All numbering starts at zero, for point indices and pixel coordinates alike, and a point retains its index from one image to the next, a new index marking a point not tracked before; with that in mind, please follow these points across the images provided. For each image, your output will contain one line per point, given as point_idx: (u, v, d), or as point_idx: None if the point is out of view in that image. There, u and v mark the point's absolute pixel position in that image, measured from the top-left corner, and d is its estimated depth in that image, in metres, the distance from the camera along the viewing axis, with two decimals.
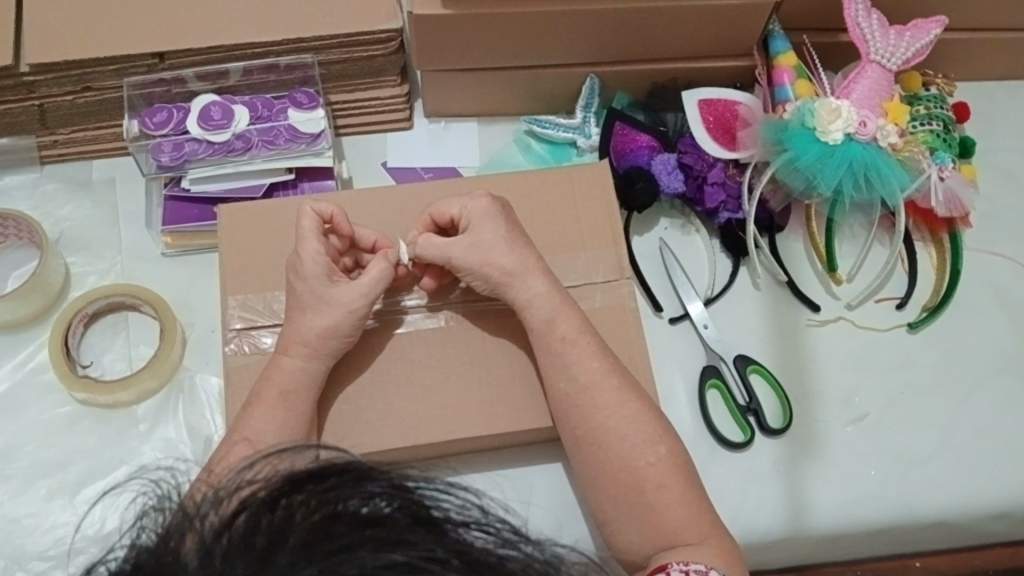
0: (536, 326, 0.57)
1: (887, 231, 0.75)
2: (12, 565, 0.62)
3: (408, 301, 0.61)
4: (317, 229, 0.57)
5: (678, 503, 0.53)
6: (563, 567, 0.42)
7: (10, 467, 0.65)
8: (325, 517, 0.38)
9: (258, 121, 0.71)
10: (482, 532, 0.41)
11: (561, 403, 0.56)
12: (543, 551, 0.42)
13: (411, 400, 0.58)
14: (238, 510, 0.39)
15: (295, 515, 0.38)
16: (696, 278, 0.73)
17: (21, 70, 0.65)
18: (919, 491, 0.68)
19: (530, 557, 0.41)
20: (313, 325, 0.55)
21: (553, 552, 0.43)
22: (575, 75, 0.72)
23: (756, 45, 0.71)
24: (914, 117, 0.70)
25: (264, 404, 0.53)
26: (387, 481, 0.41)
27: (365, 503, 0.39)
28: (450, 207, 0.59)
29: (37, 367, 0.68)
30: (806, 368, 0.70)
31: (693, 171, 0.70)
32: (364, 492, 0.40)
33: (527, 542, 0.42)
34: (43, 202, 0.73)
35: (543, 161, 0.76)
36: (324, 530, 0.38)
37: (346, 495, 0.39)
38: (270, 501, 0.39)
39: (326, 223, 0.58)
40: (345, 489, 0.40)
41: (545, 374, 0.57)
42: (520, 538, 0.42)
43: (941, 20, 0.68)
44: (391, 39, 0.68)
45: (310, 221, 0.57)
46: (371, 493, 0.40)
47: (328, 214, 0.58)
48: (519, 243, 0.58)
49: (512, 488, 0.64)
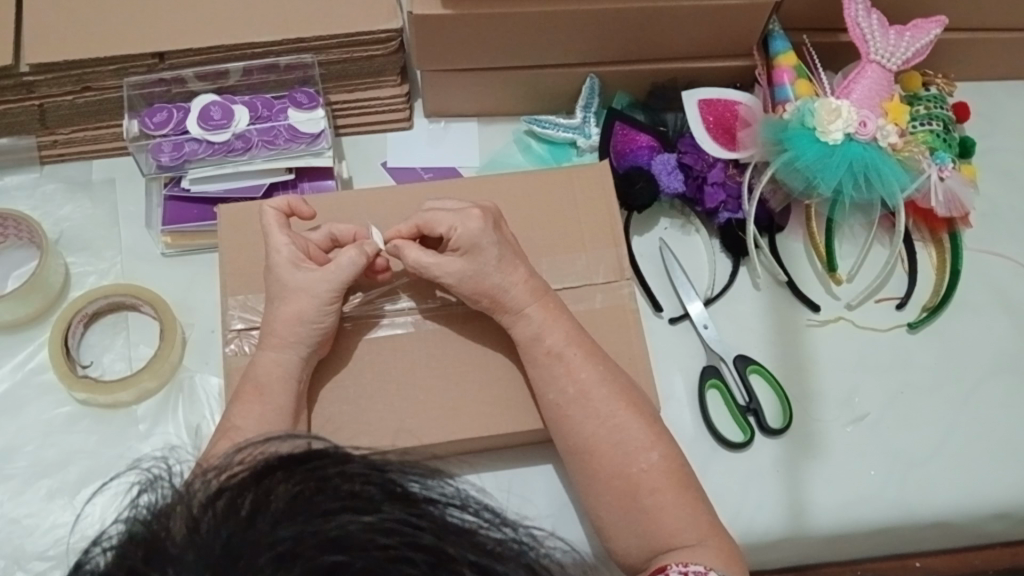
0: (526, 334, 0.56)
1: (887, 230, 0.75)
2: (12, 565, 0.62)
3: (403, 305, 0.60)
4: (280, 222, 0.58)
5: (674, 504, 0.52)
6: (538, 547, 0.42)
7: (10, 467, 0.65)
8: (308, 488, 0.38)
9: (258, 121, 0.71)
10: (468, 512, 0.41)
11: (552, 413, 0.56)
12: (520, 531, 0.42)
13: (411, 400, 0.58)
14: (221, 491, 0.38)
15: (277, 488, 0.38)
16: (696, 279, 0.73)
17: (21, 70, 0.65)
18: (918, 492, 0.67)
19: (510, 537, 0.41)
20: (305, 326, 0.55)
21: (526, 533, 0.42)
22: (576, 75, 0.72)
23: (756, 45, 0.71)
24: (914, 117, 0.70)
25: (262, 404, 0.53)
26: (366, 462, 0.40)
27: (349, 481, 0.39)
28: (438, 225, 0.57)
29: (37, 367, 0.68)
30: (806, 368, 0.70)
31: (693, 171, 0.70)
32: (347, 472, 0.39)
33: (508, 524, 0.42)
34: (43, 202, 0.73)
35: (543, 161, 0.76)
36: (307, 498, 0.37)
37: (329, 472, 0.39)
38: (260, 474, 0.39)
39: (287, 216, 0.59)
40: (326, 470, 0.39)
41: (533, 385, 0.56)
42: (501, 520, 0.42)
43: (941, 20, 0.68)
44: (392, 38, 0.68)
45: (272, 217, 0.58)
46: (352, 472, 0.39)
47: (285, 206, 0.59)
48: (511, 266, 0.57)
49: (512, 487, 0.64)
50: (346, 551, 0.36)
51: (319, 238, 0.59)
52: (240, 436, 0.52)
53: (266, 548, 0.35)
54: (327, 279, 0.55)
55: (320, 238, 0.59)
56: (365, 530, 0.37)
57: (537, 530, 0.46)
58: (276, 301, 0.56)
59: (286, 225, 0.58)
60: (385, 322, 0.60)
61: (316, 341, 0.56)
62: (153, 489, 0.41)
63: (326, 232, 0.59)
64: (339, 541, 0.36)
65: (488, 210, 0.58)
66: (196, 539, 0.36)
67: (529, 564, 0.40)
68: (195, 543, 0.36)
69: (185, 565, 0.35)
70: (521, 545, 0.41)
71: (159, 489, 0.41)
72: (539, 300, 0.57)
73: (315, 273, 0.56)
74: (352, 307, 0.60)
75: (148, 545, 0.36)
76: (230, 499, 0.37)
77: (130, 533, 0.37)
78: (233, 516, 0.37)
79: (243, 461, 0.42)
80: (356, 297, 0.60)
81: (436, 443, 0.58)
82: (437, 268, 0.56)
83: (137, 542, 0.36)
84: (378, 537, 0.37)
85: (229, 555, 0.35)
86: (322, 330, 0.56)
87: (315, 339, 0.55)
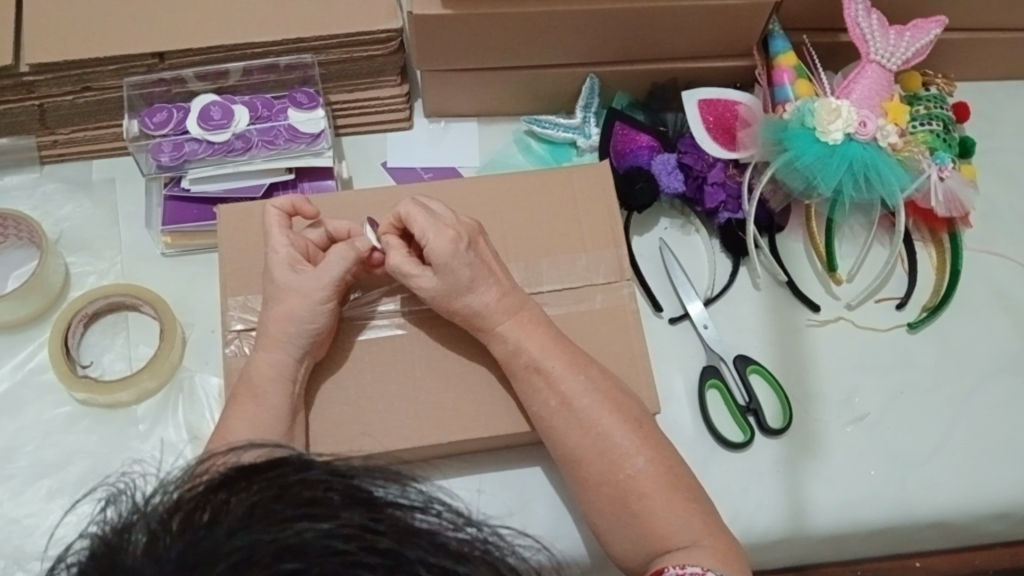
0: (520, 337, 0.56)
1: (887, 230, 0.75)
2: (12, 565, 0.62)
3: (383, 307, 0.60)
4: (282, 222, 0.58)
5: (666, 508, 0.52)
6: (503, 544, 0.42)
7: (11, 466, 0.65)
8: (267, 496, 0.37)
9: (258, 121, 0.71)
10: (430, 514, 0.40)
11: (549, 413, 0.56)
12: (484, 531, 0.42)
13: (411, 401, 0.58)
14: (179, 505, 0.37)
15: (236, 497, 0.37)
16: (696, 278, 0.73)
17: (21, 70, 0.65)
18: (918, 492, 0.67)
19: (473, 538, 0.41)
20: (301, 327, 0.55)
21: (491, 532, 0.42)
22: (576, 75, 0.72)
23: (756, 45, 0.71)
24: (914, 117, 0.70)
25: (262, 407, 0.53)
26: (328, 468, 0.39)
27: (311, 487, 0.38)
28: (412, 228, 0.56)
29: (37, 367, 0.68)
30: (806, 368, 0.70)
31: (693, 171, 0.70)
32: (307, 480, 0.38)
33: (469, 523, 0.41)
34: (43, 202, 0.73)
35: (543, 161, 0.76)
36: (266, 506, 0.37)
37: (290, 479, 0.38)
38: (223, 482, 0.38)
39: (290, 215, 0.59)
40: (287, 477, 0.38)
41: (528, 387, 0.56)
42: (463, 520, 0.41)
43: (941, 20, 0.68)
44: (391, 38, 0.68)
45: (275, 215, 0.58)
46: (313, 479, 0.39)
47: (290, 205, 0.59)
48: (483, 281, 0.56)
49: (511, 488, 0.64)
50: (303, 559, 0.36)
51: (316, 237, 0.59)
52: (238, 436, 0.52)
53: (221, 558, 0.35)
54: (328, 284, 0.56)
55: (317, 237, 0.59)
56: (324, 536, 0.36)
57: (501, 530, 0.46)
58: (276, 304, 0.56)
59: (287, 225, 0.58)
60: (381, 323, 0.60)
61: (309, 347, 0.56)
62: (116, 503, 0.40)
63: (322, 231, 0.60)
64: (297, 549, 0.36)
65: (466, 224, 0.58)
66: (181, 542, 0.35)
67: (491, 563, 0.40)
68: (177, 547, 0.35)
69: (167, 568, 0.35)
70: (485, 544, 0.41)
71: (121, 502, 0.40)
72: (521, 313, 0.57)
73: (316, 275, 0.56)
74: (349, 307, 0.60)
75: (110, 557, 0.36)
76: (187, 512, 0.37)
77: (92, 550, 0.37)
78: (222, 520, 0.36)
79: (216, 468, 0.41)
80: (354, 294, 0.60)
81: (436, 443, 0.58)
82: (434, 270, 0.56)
83: (99, 557, 0.36)
84: (336, 543, 0.36)
85: (212, 559, 0.35)
86: (316, 331, 0.56)
87: (309, 339, 0.55)
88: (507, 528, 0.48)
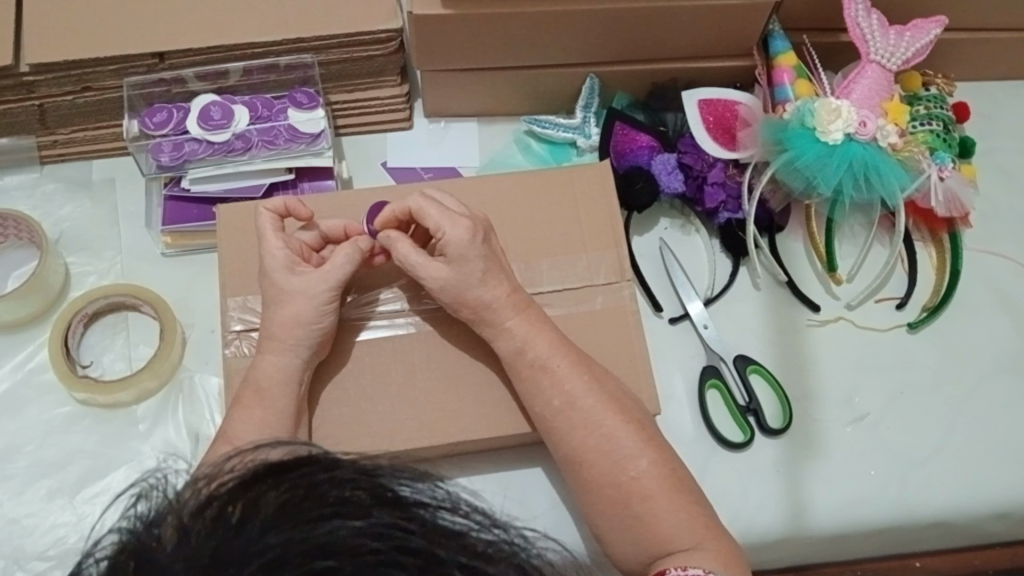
0: (520, 337, 0.56)
1: (887, 230, 0.75)
2: (12, 565, 0.62)
3: (384, 306, 0.60)
4: (276, 224, 0.58)
5: (667, 509, 0.52)
6: (532, 547, 0.42)
7: (10, 467, 0.65)
8: (296, 495, 0.38)
9: (258, 121, 0.71)
10: (458, 514, 0.40)
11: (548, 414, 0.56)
12: (512, 532, 0.41)
13: (412, 401, 0.58)
14: (209, 502, 0.37)
15: (266, 496, 0.37)
16: (696, 278, 0.73)
17: (21, 70, 0.65)
18: (919, 492, 0.68)
19: (501, 539, 0.40)
20: (301, 327, 0.55)
21: (519, 534, 0.42)
22: (576, 75, 0.72)
23: (756, 45, 0.71)
24: (914, 117, 0.70)
25: (263, 408, 0.53)
26: (355, 467, 0.39)
27: (339, 487, 0.38)
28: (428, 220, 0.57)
29: (37, 367, 0.68)
30: (806, 368, 0.70)
31: (693, 171, 0.70)
32: (335, 478, 0.39)
33: (497, 524, 0.41)
34: (43, 202, 0.73)
35: (542, 161, 0.76)
36: (296, 504, 0.37)
37: (318, 478, 0.39)
38: (251, 480, 0.38)
39: (284, 217, 0.59)
40: (314, 476, 0.39)
41: (528, 388, 0.56)
42: (491, 521, 0.41)
43: (941, 20, 0.68)
44: (392, 39, 0.68)
45: (268, 219, 0.58)
46: (341, 479, 0.39)
47: (281, 207, 0.59)
48: (494, 277, 0.56)
49: (511, 488, 0.65)
50: (336, 556, 0.36)
51: (310, 238, 0.60)
52: (239, 437, 0.52)
53: (254, 556, 0.35)
54: (329, 284, 0.56)
55: (311, 239, 0.60)
56: (356, 535, 0.36)
57: (528, 531, 0.46)
58: (276, 305, 0.56)
59: (281, 228, 0.58)
60: (385, 323, 0.60)
61: (314, 348, 0.56)
62: (147, 498, 0.40)
63: (316, 232, 0.60)
64: (328, 546, 0.36)
65: (477, 220, 0.58)
66: (183, 544, 0.35)
67: (520, 565, 0.39)
68: (178, 549, 0.35)
69: (169, 569, 0.35)
70: (512, 545, 0.40)
71: (153, 498, 0.40)
72: (521, 314, 0.57)
73: (316, 275, 0.56)
74: (348, 308, 0.60)
75: (139, 553, 0.36)
76: (218, 508, 0.37)
77: (123, 545, 0.37)
78: (223, 522, 0.36)
79: (231, 470, 0.41)
80: (351, 296, 0.60)
81: (436, 444, 0.58)
82: (433, 270, 0.56)
83: (130, 551, 0.36)
84: (369, 541, 0.36)
85: (216, 560, 0.35)
86: (325, 333, 0.56)
87: (316, 341, 0.55)
88: (532, 530, 0.47)
